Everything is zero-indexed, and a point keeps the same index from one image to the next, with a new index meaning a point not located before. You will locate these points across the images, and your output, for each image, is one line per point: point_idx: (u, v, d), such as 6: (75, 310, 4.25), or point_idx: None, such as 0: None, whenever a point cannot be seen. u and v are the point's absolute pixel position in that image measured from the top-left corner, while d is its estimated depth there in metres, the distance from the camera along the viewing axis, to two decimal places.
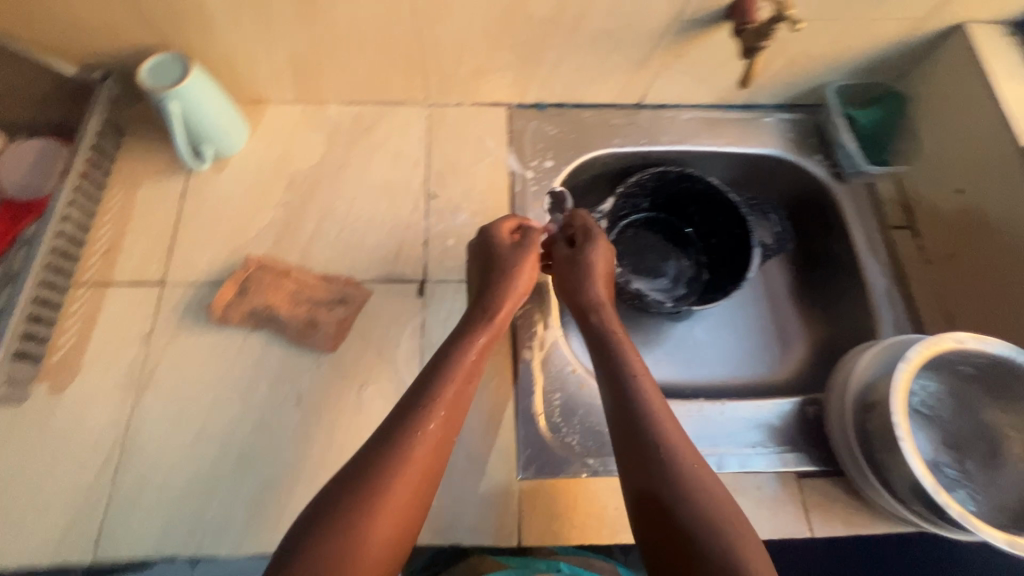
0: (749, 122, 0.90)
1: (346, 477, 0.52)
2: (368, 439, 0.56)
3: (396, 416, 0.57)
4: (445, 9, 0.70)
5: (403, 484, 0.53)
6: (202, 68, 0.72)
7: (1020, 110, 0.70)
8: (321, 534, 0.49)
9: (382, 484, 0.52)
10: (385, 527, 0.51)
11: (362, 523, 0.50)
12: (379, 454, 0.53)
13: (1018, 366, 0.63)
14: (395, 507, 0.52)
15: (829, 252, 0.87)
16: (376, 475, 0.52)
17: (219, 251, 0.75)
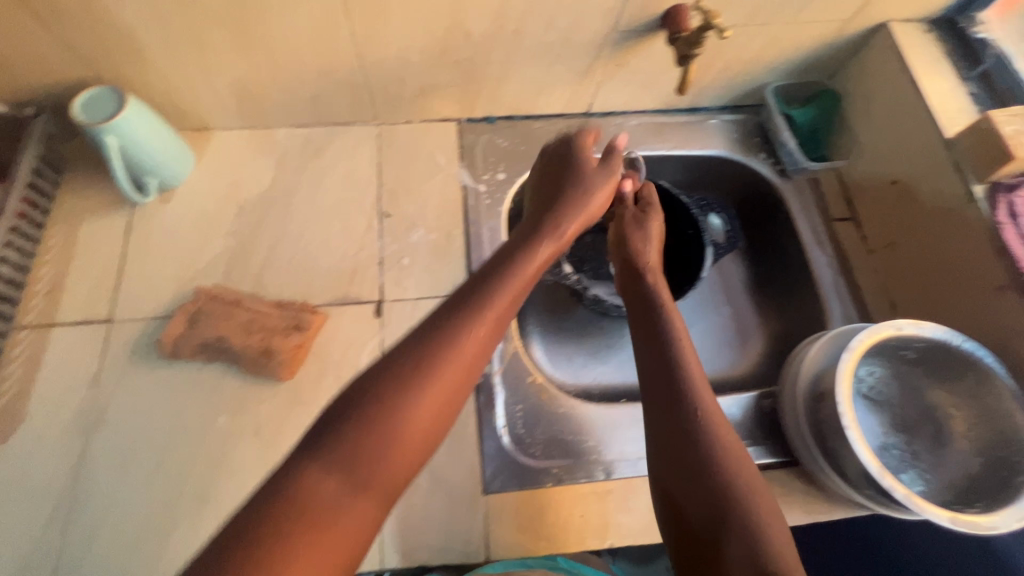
0: (695, 125, 0.93)
1: (392, 365, 0.46)
2: (418, 326, 0.49)
3: (462, 303, 0.51)
4: (385, 29, 0.70)
5: (443, 381, 0.46)
6: (140, 101, 0.71)
7: (941, 101, 0.74)
8: (354, 425, 0.42)
9: (425, 377, 0.45)
10: (418, 433, 0.44)
11: (395, 428, 0.43)
12: (423, 346, 0.47)
13: (955, 348, 0.65)
14: (436, 398, 0.45)
15: (780, 246, 0.89)
16: (421, 369, 0.45)
17: (168, 284, 0.74)
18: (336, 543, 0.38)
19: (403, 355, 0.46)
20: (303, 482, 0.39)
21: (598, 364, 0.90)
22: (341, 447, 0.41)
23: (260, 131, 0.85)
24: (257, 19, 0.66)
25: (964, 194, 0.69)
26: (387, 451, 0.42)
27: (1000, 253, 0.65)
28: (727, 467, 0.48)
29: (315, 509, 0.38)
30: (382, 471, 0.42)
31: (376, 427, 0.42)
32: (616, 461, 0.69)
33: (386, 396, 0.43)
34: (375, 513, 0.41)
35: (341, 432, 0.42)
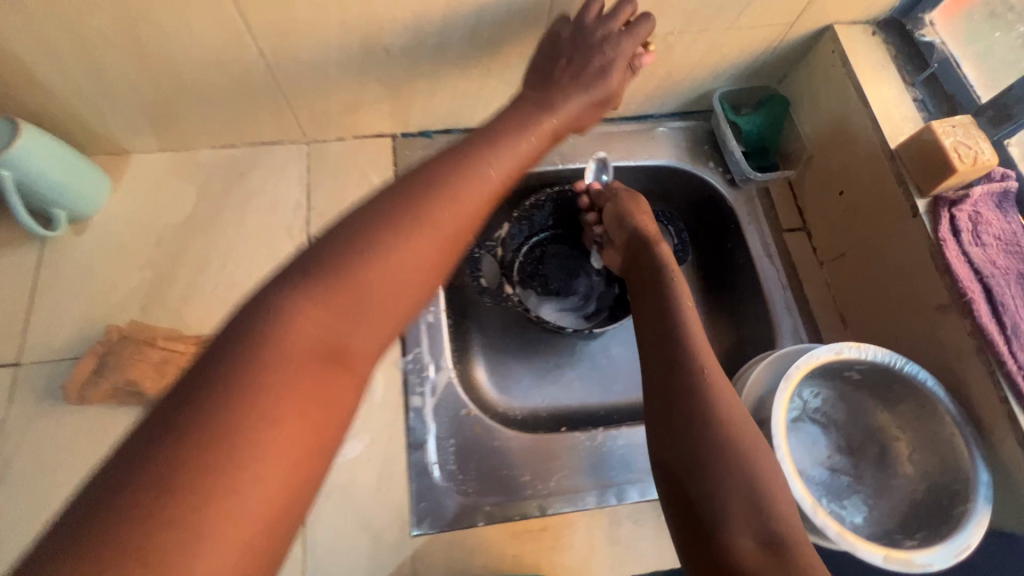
0: (642, 133, 0.89)
1: (375, 213, 0.43)
2: (395, 184, 0.46)
3: (448, 165, 0.49)
4: (297, 48, 0.66)
5: (428, 230, 0.43)
6: (36, 130, 0.66)
7: (886, 109, 0.71)
8: (335, 270, 0.40)
9: (408, 224, 0.43)
10: (408, 283, 0.42)
11: (378, 276, 0.41)
12: (412, 188, 0.45)
13: (896, 371, 0.63)
14: (426, 246, 0.43)
15: (732, 259, 0.86)
16: (405, 218, 0.43)
17: (81, 323, 0.70)
18: (331, 391, 0.37)
19: (383, 200, 0.44)
20: (289, 321, 0.37)
21: (545, 386, 0.87)
22: (328, 285, 0.39)
23: (182, 154, 0.81)
24: (154, 41, 0.62)
25: (907, 208, 0.66)
26: (373, 295, 0.41)
27: (942, 271, 0.63)
28: (732, 442, 0.53)
29: (305, 356, 0.37)
30: (370, 309, 0.40)
31: (357, 271, 0.40)
32: (551, 497, 0.67)
33: (368, 243, 0.41)
34: (363, 367, 0.40)
35: (324, 271, 0.40)
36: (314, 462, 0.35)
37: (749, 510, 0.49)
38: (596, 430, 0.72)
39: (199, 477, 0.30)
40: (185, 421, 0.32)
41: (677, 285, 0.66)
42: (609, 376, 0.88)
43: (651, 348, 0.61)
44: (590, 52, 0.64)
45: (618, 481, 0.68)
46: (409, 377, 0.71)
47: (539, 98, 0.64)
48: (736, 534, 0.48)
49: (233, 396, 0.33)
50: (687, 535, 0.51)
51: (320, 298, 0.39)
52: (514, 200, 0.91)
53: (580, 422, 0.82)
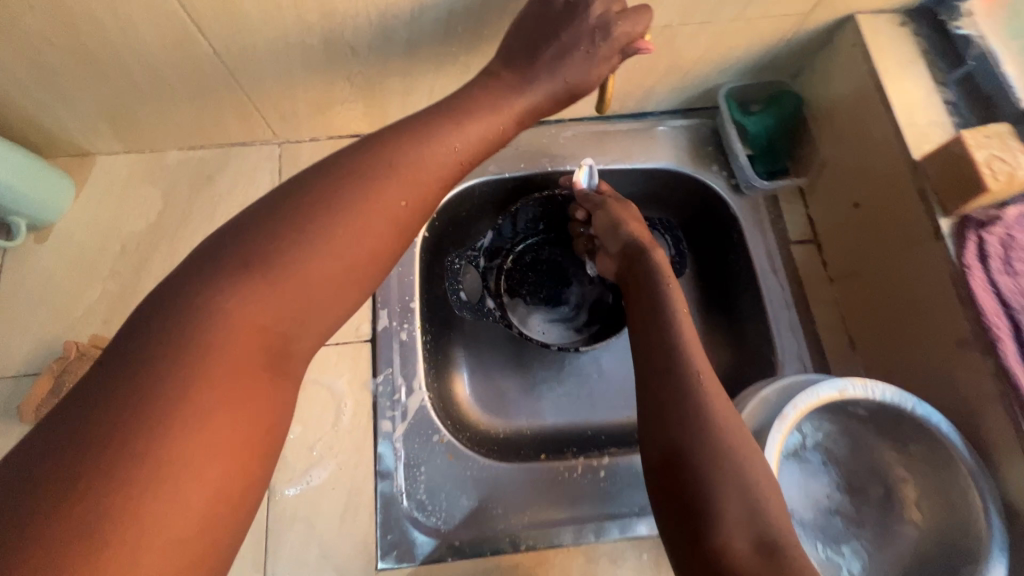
0: (640, 133, 0.80)
1: (311, 192, 0.42)
2: (321, 174, 0.44)
3: (382, 155, 0.46)
4: (252, 45, 0.60)
5: (368, 210, 0.43)
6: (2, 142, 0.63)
7: (911, 113, 0.63)
8: (270, 253, 0.39)
9: (347, 204, 0.42)
10: (347, 263, 0.42)
11: (311, 259, 0.40)
12: (337, 185, 0.43)
13: (907, 412, 0.57)
14: (363, 229, 0.43)
15: (734, 272, 0.79)
16: (345, 198, 0.43)
17: (42, 338, 0.68)
18: (264, 381, 0.38)
19: (323, 181, 0.44)
20: (220, 309, 0.37)
21: (529, 404, 0.79)
22: (260, 270, 0.39)
23: (148, 155, 0.76)
24: (96, 40, 0.57)
25: (929, 228, 0.59)
26: (309, 278, 0.40)
27: (966, 303, 0.56)
28: (726, 442, 0.49)
29: (239, 346, 0.37)
30: (307, 294, 0.40)
31: (292, 253, 0.40)
32: (525, 531, 0.64)
33: (305, 225, 0.41)
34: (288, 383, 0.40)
35: (257, 257, 0.39)
36: (251, 460, 0.36)
37: (743, 510, 0.46)
38: (575, 460, 0.68)
39: (132, 469, 0.32)
40: (113, 416, 0.33)
41: (672, 290, 0.61)
42: (601, 396, 0.81)
43: (642, 346, 0.58)
44: (577, 30, 0.56)
45: (597, 515, 0.65)
46: (379, 400, 0.67)
47: (514, 77, 0.56)
48: (731, 535, 0.45)
49: (161, 390, 0.34)
50: (679, 540, 0.47)
51: (254, 284, 0.39)
52: (499, 204, 0.83)
53: (565, 446, 0.76)
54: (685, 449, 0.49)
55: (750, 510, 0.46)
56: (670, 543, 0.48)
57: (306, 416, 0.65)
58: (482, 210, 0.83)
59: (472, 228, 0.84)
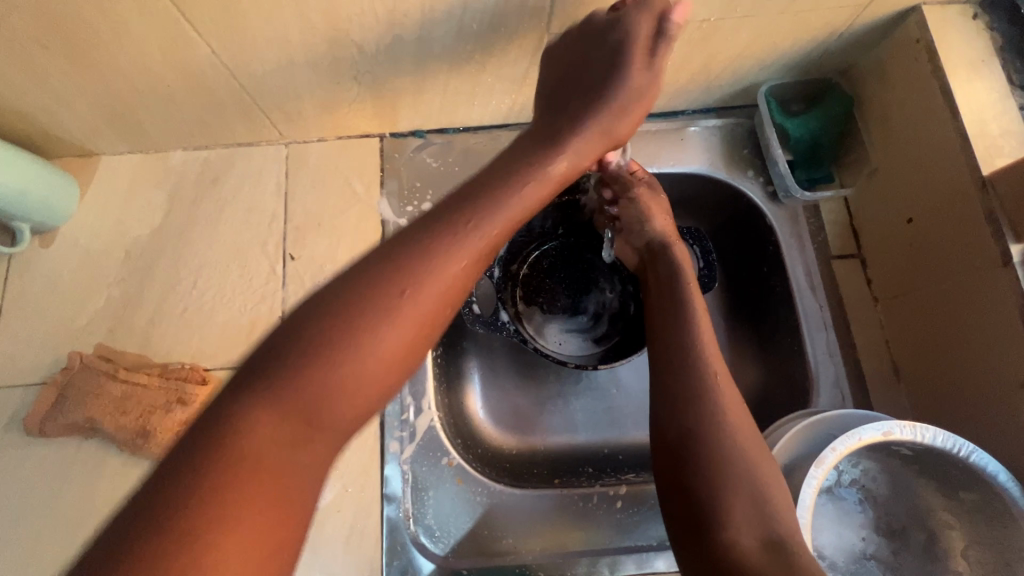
0: (670, 133, 0.74)
1: (337, 299, 0.39)
2: (350, 272, 0.41)
3: (413, 246, 0.42)
4: (251, 44, 0.56)
5: (390, 326, 0.39)
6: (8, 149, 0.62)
7: (982, 121, 0.55)
8: (288, 380, 0.37)
9: (369, 320, 0.39)
10: (369, 386, 0.39)
11: (328, 385, 0.38)
12: (368, 287, 0.40)
13: (960, 458, 0.52)
14: (386, 348, 0.39)
15: (768, 287, 0.73)
16: (368, 314, 0.39)
17: (47, 347, 0.66)
18: (278, 493, 0.36)
19: (346, 289, 0.40)
20: (236, 431, 0.36)
21: (543, 420, 0.74)
22: (276, 390, 0.37)
23: (152, 156, 0.73)
24: (89, 42, 0.54)
25: (997, 254, 0.53)
26: (328, 403, 0.38)
27: None
28: (733, 442, 0.48)
29: (249, 463, 0.35)
30: (325, 414, 0.38)
31: (311, 379, 0.37)
32: (537, 561, 0.61)
33: (323, 348, 0.38)
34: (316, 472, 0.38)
35: (275, 380, 0.37)
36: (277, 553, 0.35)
37: (749, 508, 0.45)
38: (591, 488, 0.65)
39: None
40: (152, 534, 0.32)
41: (692, 291, 0.59)
42: (619, 414, 0.75)
43: (658, 347, 0.56)
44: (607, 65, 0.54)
45: (613, 549, 0.62)
46: (387, 421, 0.64)
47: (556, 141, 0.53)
48: (736, 532, 0.44)
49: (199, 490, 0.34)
50: (684, 536, 0.47)
51: (272, 407, 0.37)
52: None
53: (578, 464, 0.72)
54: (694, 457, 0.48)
55: (756, 506, 0.45)
56: (676, 537, 0.48)
57: None
58: None
59: None
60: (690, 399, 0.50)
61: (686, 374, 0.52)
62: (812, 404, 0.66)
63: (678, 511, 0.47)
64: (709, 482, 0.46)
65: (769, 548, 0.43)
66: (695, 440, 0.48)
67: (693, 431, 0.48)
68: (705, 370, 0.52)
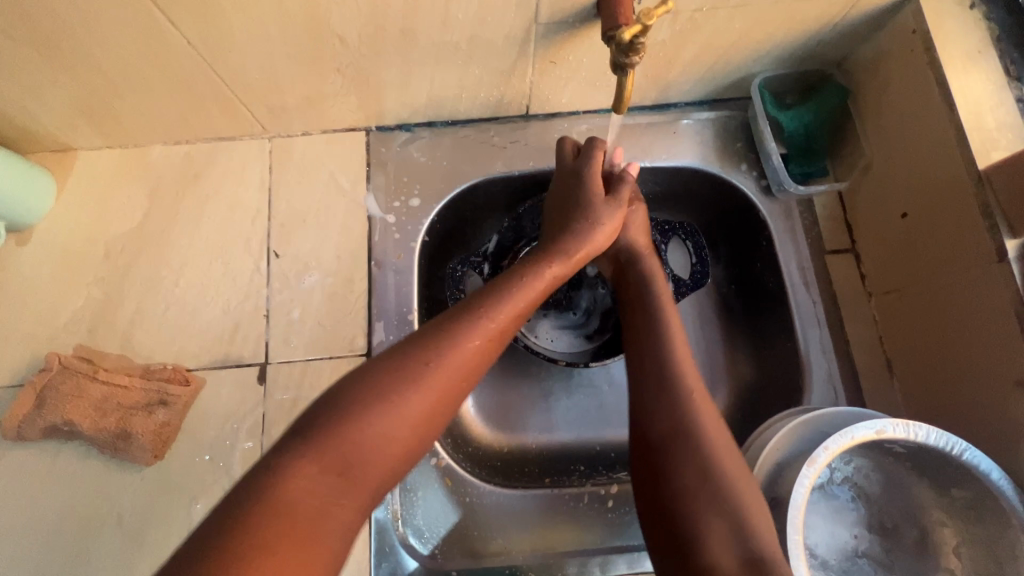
0: (663, 127, 0.72)
1: (381, 370, 0.46)
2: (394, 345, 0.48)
3: (448, 324, 0.50)
4: (229, 36, 0.54)
5: (428, 395, 0.46)
6: None
7: (978, 113, 0.55)
8: (341, 440, 0.42)
9: (412, 389, 0.45)
10: (396, 451, 0.45)
11: (372, 449, 0.43)
12: (410, 357, 0.47)
13: (952, 456, 0.51)
14: (422, 412, 0.46)
15: (761, 283, 0.72)
16: (412, 383, 0.45)
17: (24, 348, 0.65)
18: (321, 548, 0.40)
19: (390, 361, 0.46)
20: (292, 483, 0.40)
21: (533, 418, 0.73)
22: (332, 449, 0.42)
23: (132, 151, 0.71)
24: (59, 33, 0.52)
25: (992, 249, 0.52)
26: (370, 464, 0.43)
27: None
28: (715, 456, 0.47)
29: (300, 513, 0.40)
30: (368, 476, 0.43)
31: (361, 441, 0.43)
32: (527, 561, 0.61)
33: (372, 411, 0.44)
34: (351, 517, 0.43)
35: (328, 437, 0.42)
36: None
37: (730, 531, 0.44)
38: (582, 488, 0.65)
39: None
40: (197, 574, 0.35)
41: (664, 300, 0.58)
42: (610, 412, 0.74)
43: (632, 352, 0.56)
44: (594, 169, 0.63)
45: (604, 548, 0.62)
46: None
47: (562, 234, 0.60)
48: (717, 556, 0.44)
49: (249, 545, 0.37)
50: (664, 552, 0.46)
51: (317, 471, 0.41)
52: (508, 203, 0.76)
53: (569, 463, 0.71)
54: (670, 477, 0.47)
55: (739, 532, 0.44)
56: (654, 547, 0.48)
57: None
58: (489, 210, 0.76)
59: (477, 228, 0.78)
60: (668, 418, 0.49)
61: (662, 383, 0.51)
62: (805, 400, 0.65)
63: (656, 522, 0.47)
64: (689, 501, 0.46)
65: (749, 570, 0.42)
66: (672, 447, 0.48)
67: (670, 438, 0.49)
68: (681, 377, 0.52)
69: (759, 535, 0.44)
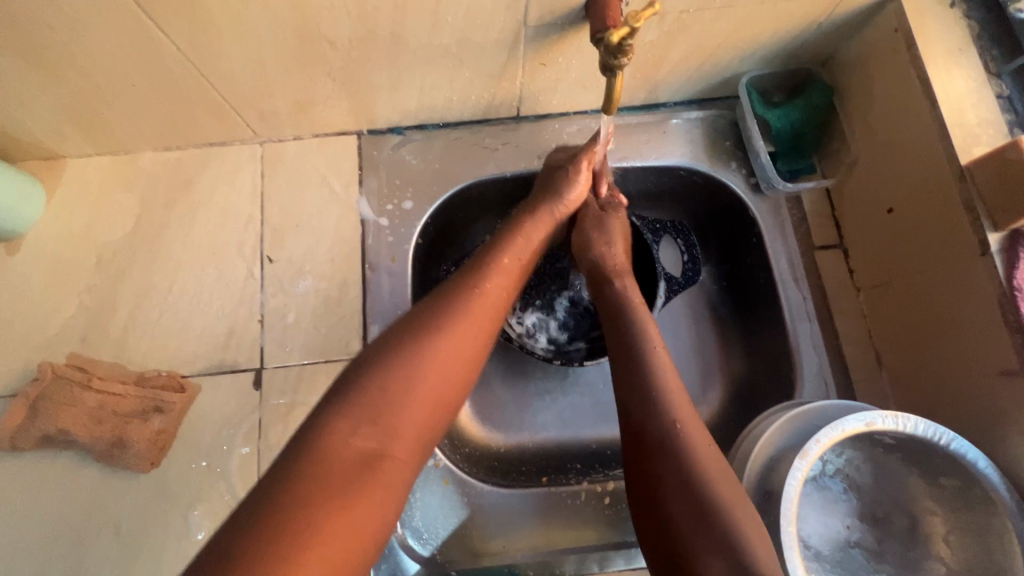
0: (653, 126, 0.73)
1: (400, 333, 0.50)
2: (408, 313, 0.52)
3: (454, 288, 0.54)
4: (219, 41, 0.54)
5: (446, 349, 0.49)
6: None
7: (960, 110, 0.56)
8: (373, 393, 0.46)
9: (431, 343, 0.49)
10: (425, 403, 0.47)
11: (402, 398, 0.46)
12: (424, 318, 0.51)
13: (940, 446, 0.52)
14: (442, 367, 0.49)
15: (752, 279, 0.73)
16: (430, 338, 0.49)
17: (16, 357, 0.64)
18: (374, 495, 0.43)
19: (408, 324, 0.50)
20: (334, 439, 0.43)
21: (529, 418, 0.74)
22: (364, 402, 0.45)
23: (122, 158, 0.71)
24: (47, 41, 0.51)
25: (975, 243, 0.53)
26: (404, 413, 0.46)
27: (1013, 328, 0.51)
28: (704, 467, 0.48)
29: (342, 469, 0.42)
30: (404, 425, 0.46)
31: (391, 391, 0.46)
32: (526, 560, 0.61)
33: (396, 365, 0.47)
34: (400, 466, 0.45)
35: (358, 394, 0.45)
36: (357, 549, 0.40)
37: (721, 555, 0.44)
38: (579, 485, 0.65)
39: None
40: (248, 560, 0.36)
41: (641, 314, 0.60)
42: (606, 408, 0.74)
43: (614, 353, 0.58)
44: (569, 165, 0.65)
45: (602, 545, 0.62)
46: None
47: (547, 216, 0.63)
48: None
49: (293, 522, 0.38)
50: (663, 560, 0.47)
51: (356, 423, 0.44)
52: (501, 204, 0.77)
53: (566, 460, 0.72)
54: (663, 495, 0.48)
55: (730, 558, 0.43)
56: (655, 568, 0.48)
57: None
58: (482, 211, 0.77)
59: (471, 229, 0.78)
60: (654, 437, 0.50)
61: (642, 390, 0.53)
62: (797, 394, 0.66)
63: (655, 525, 0.48)
64: (680, 510, 0.47)
65: None
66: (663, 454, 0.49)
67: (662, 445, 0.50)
68: (659, 376, 0.54)
69: (749, 542, 0.44)
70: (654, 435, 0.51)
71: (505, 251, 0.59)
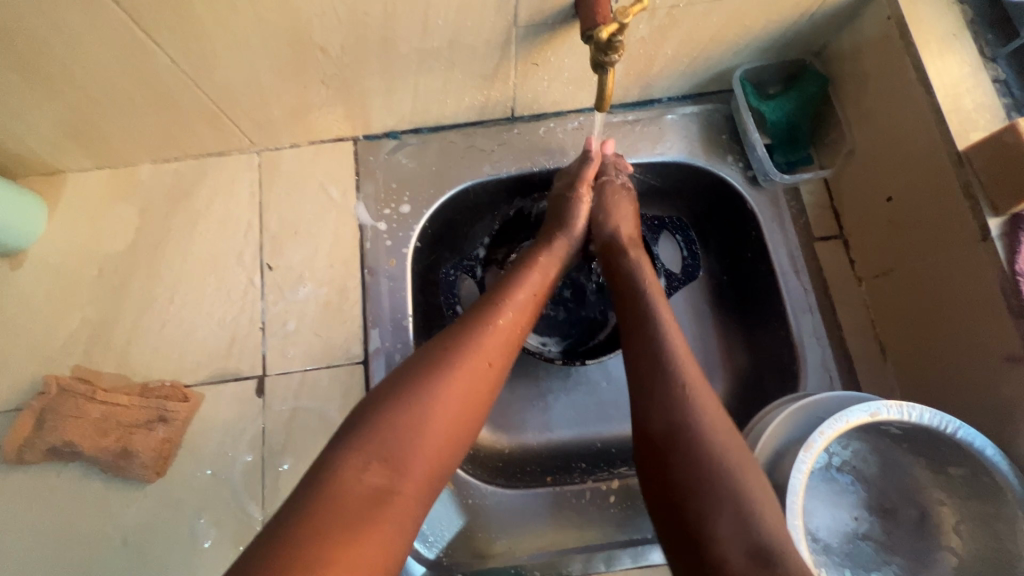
0: (649, 122, 0.73)
1: (415, 369, 0.49)
2: (420, 347, 0.52)
3: (468, 324, 0.53)
4: (211, 52, 0.55)
5: (457, 386, 0.49)
6: None
7: (956, 96, 0.55)
8: (385, 430, 0.45)
9: (445, 379, 0.49)
10: (434, 442, 0.47)
11: (415, 435, 0.46)
12: (435, 352, 0.51)
13: (945, 435, 0.51)
14: (456, 403, 0.48)
15: (753, 273, 0.72)
16: (442, 373, 0.49)
17: (21, 372, 0.65)
18: (382, 530, 0.42)
19: (420, 360, 0.50)
20: (344, 475, 0.43)
21: (533, 418, 0.74)
22: (377, 437, 0.45)
23: (121, 170, 0.71)
24: (44, 58, 0.52)
25: (976, 229, 0.53)
26: (415, 453, 0.46)
27: (1016, 313, 0.51)
28: (719, 457, 0.45)
29: (353, 504, 0.42)
30: (415, 461, 0.45)
31: (401, 429, 0.46)
32: (531, 561, 0.61)
33: (410, 402, 0.47)
34: (408, 502, 0.44)
35: (372, 432, 0.45)
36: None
37: (734, 515, 0.43)
38: (584, 484, 0.65)
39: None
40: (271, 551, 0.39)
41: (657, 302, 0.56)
42: (610, 408, 0.74)
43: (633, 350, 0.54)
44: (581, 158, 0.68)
45: (609, 543, 0.62)
46: None
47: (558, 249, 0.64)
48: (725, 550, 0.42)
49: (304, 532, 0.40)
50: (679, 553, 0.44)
51: (367, 454, 0.44)
52: (496, 206, 0.77)
53: (573, 459, 0.72)
54: (686, 504, 0.44)
55: (740, 518, 0.43)
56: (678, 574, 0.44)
57: (299, 447, 0.62)
58: (479, 214, 0.77)
59: (469, 231, 0.78)
60: (674, 439, 0.47)
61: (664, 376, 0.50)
62: (801, 386, 0.65)
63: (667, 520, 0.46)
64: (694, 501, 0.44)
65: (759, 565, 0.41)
66: (678, 439, 0.47)
67: (673, 437, 0.47)
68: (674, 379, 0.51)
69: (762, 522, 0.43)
70: (662, 428, 0.48)
71: (518, 285, 0.58)
